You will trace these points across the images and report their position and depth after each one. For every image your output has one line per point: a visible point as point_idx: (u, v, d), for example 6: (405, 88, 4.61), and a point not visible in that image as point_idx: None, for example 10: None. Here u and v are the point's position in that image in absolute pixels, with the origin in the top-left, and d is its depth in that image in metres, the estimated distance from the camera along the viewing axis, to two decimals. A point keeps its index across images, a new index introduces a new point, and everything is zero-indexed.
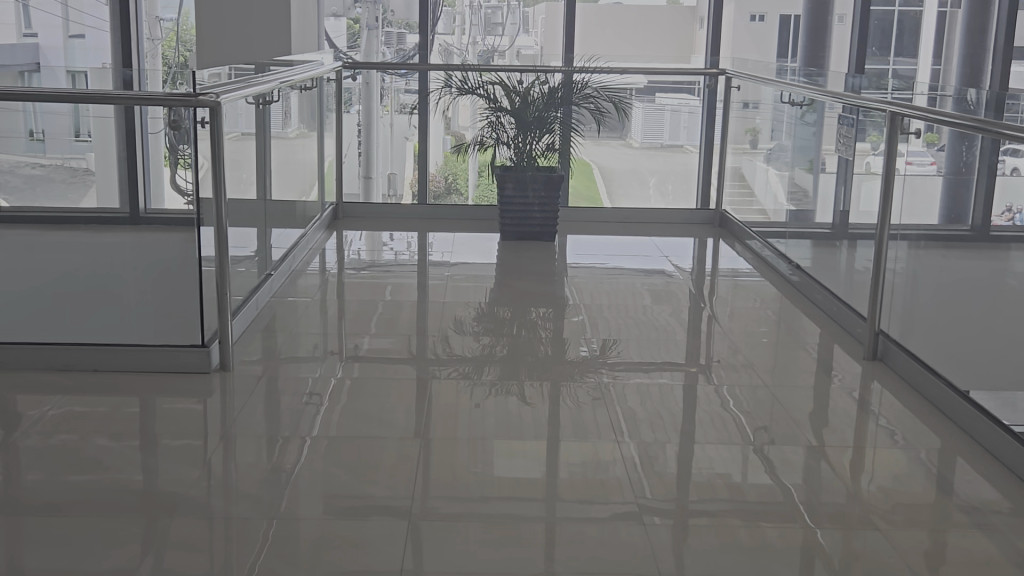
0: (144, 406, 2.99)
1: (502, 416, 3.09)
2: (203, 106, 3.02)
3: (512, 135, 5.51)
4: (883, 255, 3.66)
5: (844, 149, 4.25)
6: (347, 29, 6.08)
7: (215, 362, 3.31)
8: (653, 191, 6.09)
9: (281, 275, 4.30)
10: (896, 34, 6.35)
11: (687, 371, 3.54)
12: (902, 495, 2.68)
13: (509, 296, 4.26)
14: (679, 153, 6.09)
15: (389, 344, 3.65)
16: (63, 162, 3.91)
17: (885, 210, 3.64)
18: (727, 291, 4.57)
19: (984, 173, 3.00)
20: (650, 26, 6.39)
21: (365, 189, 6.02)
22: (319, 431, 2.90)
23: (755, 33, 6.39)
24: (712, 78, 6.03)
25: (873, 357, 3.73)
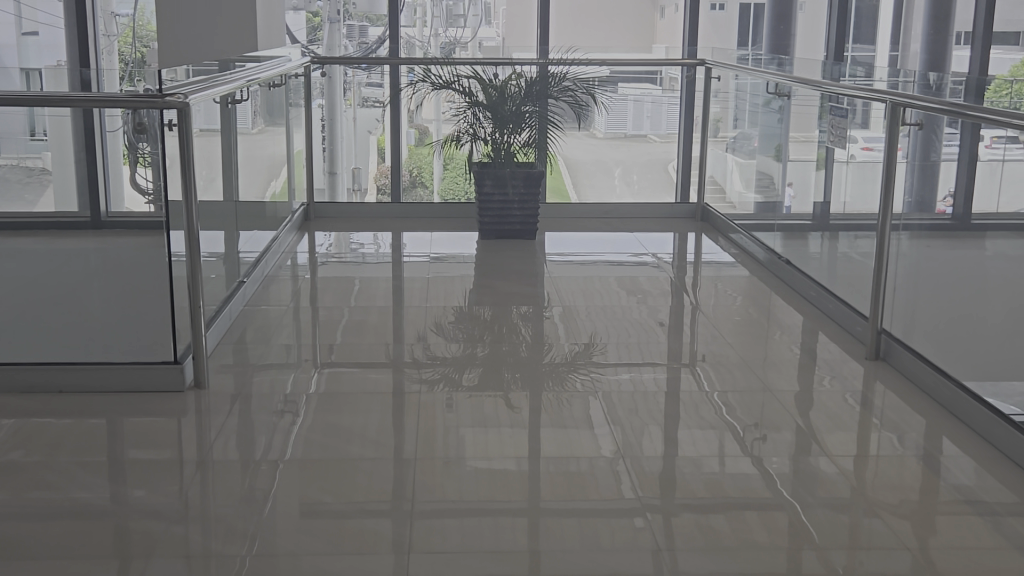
0: (115, 431, 2.86)
1: (489, 432, 2.93)
2: (171, 107, 2.90)
3: (490, 131, 5.39)
4: (885, 248, 3.47)
5: (836, 142, 4.01)
6: (307, 23, 5.85)
7: (189, 380, 3.20)
8: (618, 181, 6.03)
9: (254, 281, 4.18)
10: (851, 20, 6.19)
11: (670, 366, 3.48)
12: (892, 483, 2.66)
13: (489, 296, 4.17)
14: (644, 143, 6.02)
15: (365, 348, 3.55)
16: (17, 161, 3.64)
17: (887, 199, 3.43)
18: (706, 284, 4.52)
19: (963, 160, 2.97)
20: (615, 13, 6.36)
21: (331, 190, 5.89)
22: (298, 459, 2.73)
23: (716, 22, 6.40)
24: (690, 69, 5.95)
25: (876, 357, 3.55)
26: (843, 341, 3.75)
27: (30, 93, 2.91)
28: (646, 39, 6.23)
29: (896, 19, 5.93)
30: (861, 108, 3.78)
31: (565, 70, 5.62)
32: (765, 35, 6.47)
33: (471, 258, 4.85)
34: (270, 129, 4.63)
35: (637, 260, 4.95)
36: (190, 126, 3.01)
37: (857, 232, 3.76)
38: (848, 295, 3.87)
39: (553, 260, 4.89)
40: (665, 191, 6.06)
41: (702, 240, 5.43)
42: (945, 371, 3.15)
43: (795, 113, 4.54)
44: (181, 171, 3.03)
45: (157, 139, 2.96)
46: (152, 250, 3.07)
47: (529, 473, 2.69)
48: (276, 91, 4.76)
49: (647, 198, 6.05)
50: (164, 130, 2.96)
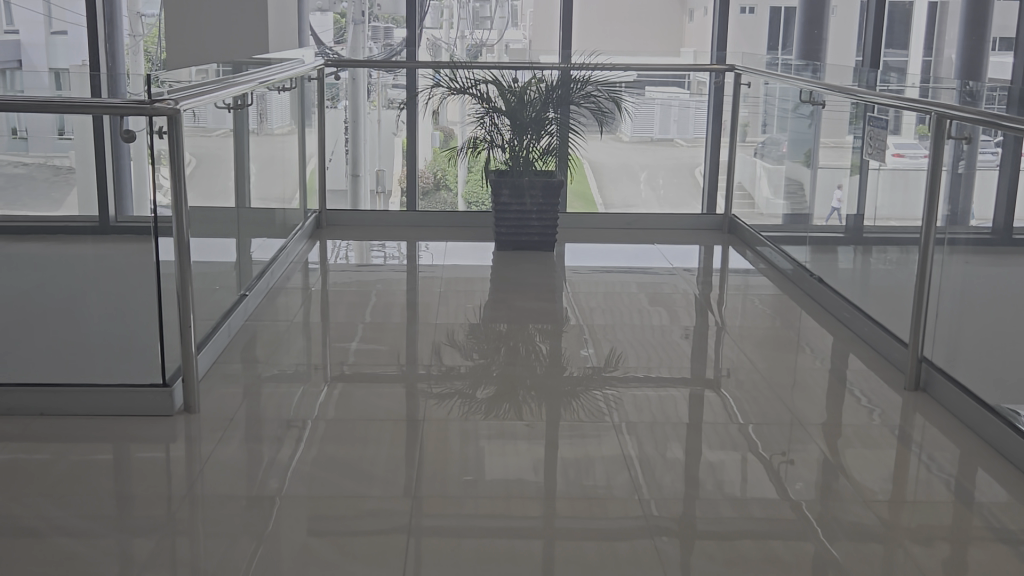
0: (104, 451, 2.73)
1: (500, 460, 2.76)
2: (161, 114, 2.73)
3: (507, 138, 5.26)
4: (926, 265, 3.29)
5: (875, 154, 3.81)
6: (333, 24, 5.83)
7: (178, 404, 3.07)
8: (644, 185, 5.89)
9: (259, 293, 4.00)
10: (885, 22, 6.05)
11: (693, 386, 3.35)
12: (921, 511, 2.54)
13: (507, 311, 4.05)
14: (668, 147, 5.87)
15: (377, 360, 3.45)
16: (46, 159, 2.80)
17: (931, 209, 3.25)
18: (732, 299, 4.37)
19: (1006, 174, 2.83)
20: (642, 18, 6.23)
21: (354, 198, 5.82)
22: (296, 482, 2.58)
23: (746, 26, 6.17)
24: (719, 74, 5.80)
25: (916, 388, 3.36)
26: (875, 363, 3.61)
27: (15, 96, 2.76)
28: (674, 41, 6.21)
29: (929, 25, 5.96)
30: (899, 118, 3.61)
31: (595, 83, 5.40)
32: (795, 40, 6.27)
33: (488, 269, 4.76)
34: (286, 131, 4.53)
35: (659, 273, 4.81)
36: (179, 133, 2.88)
37: (890, 244, 3.63)
38: (881, 314, 3.72)
39: (574, 272, 4.77)
40: (691, 197, 5.93)
41: (728, 252, 5.29)
42: (989, 406, 2.95)
43: (827, 118, 4.39)
44: (172, 176, 2.90)
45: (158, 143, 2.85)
46: (141, 256, 2.92)
47: (545, 489, 2.60)
48: (293, 84, 4.66)
49: (673, 205, 5.93)
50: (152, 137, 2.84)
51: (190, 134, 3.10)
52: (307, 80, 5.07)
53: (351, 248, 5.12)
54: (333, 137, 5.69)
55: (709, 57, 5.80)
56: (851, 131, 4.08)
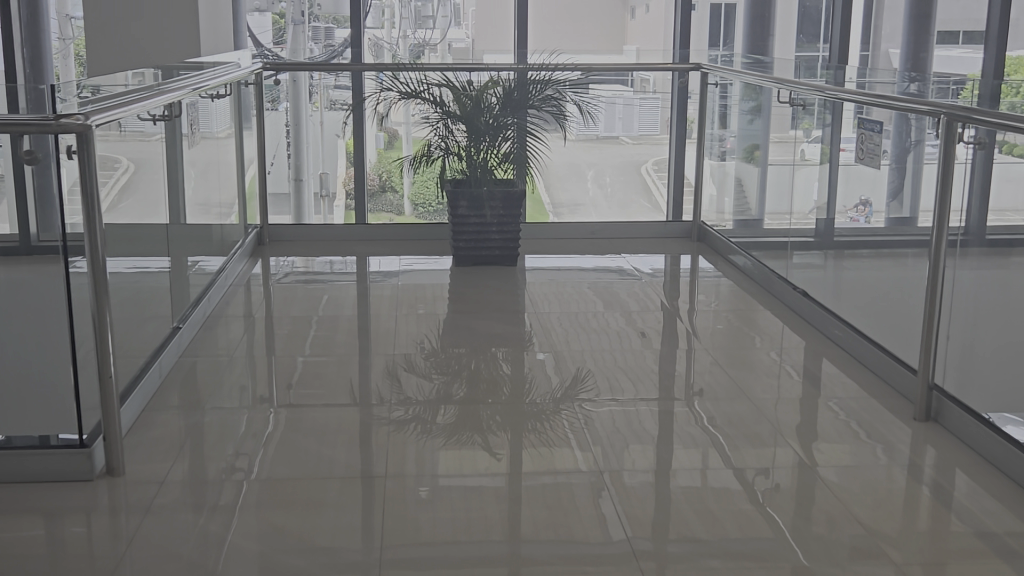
0: (29, 503, 2.48)
1: (463, 493, 2.54)
2: (71, 131, 2.37)
3: (463, 144, 4.92)
4: (937, 275, 2.92)
5: (867, 161, 3.48)
6: (271, 24, 5.46)
7: (100, 466, 2.67)
8: (591, 184, 5.68)
9: (197, 321, 3.74)
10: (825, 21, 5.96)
11: (663, 401, 3.18)
12: (901, 518, 2.43)
13: (466, 328, 3.83)
14: (615, 145, 5.64)
15: (328, 386, 3.22)
16: None
17: (943, 203, 2.87)
18: (702, 309, 4.18)
19: (977, 167, 2.73)
20: (582, 15, 5.89)
21: (297, 211, 5.54)
22: (239, 529, 2.35)
23: (697, 23, 5.88)
24: (683, 74, 5.59)
25: (927, 418, 3.02)
26: (851, 369, 3.47)
27: None
28: (617, 39, 5.76)
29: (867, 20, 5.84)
30: (881, 117, 3.36)
31: (557, 88, 5.05)
32: (740, 35, 6.01)
33: (444, 282, 4.55)
34: (220, 136, 4.24)
35: (621, 283, 4.61)
36: (93, 159, 2.51)
37: (863, 248, 3.48)
38: (852, 317, 3.59)
39: (533, 284, 4.55)
40: (640, 194, 5.69)
41: (697, 262, 5.06)
42: (1016, 441, 2.62)
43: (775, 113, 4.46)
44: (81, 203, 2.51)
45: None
46: (47, 287, 2.54)
47: (510, 511, 2.45)
48: (229, 89, 4.42)
49: (621, 204, 5.70)
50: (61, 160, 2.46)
51: (117, 140, 2.86)
52: (246, 84, 4.83)
53: (296, 264, 4.81)
54: (274, 139, 5.44)
55: (673, 57, 5.64)
56: (819, 128, 3.91)
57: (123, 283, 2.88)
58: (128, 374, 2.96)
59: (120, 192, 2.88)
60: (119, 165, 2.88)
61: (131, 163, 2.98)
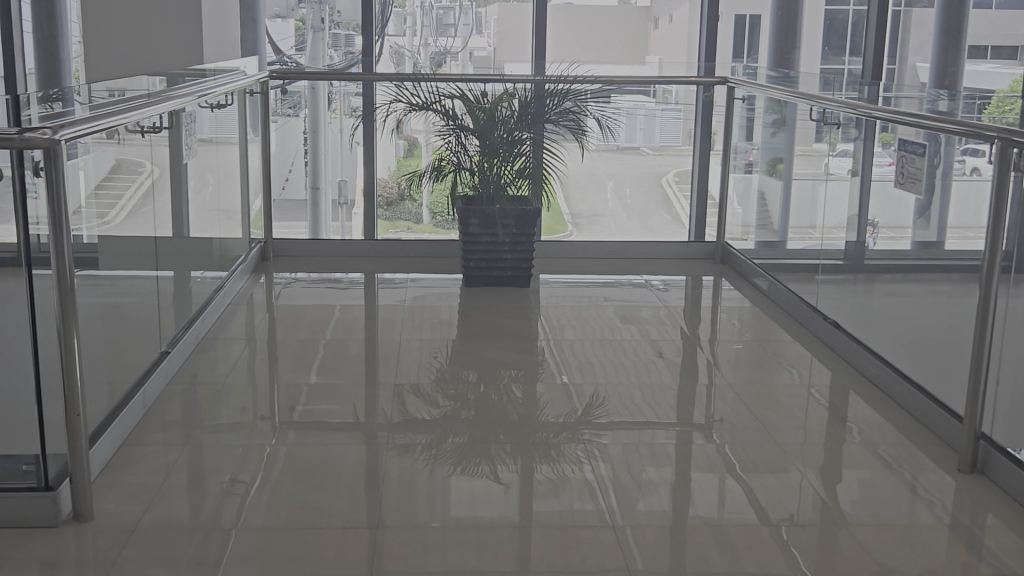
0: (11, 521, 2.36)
1: (471, 525, 2.39)
2: (34, 147, 2.08)
3: (474, 161, 4.71)
4: (988, 307, 2.69)
5: (911, 186, 3.25)
6: (293, 31, 5.46)
7: (67, 511, 2.36)
8: (611, 196, 5.50)
9: (199, 333, 3.64)
10: (851, 34, 5.77)
11: (681, 429, 3.03)
12: (935, 560, 2.28)
13: (478, 348, 3.70)
14: (636, 156, 5.45)
15: (331, 408, 3.09)
16: None
17: (994, 235, 2.65)
18: (724, 333, 4.03)
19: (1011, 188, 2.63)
20: (606, 23, 5.62)
21: (314, 228, 5.45)
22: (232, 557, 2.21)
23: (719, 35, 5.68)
24: (709, 88, 5.41)
25: (972, 470, 2.79)
26: (878, 403, 3.31)
27: None
28: (638, 48, 5.60)
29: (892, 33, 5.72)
30: (920, 139, 3.17)
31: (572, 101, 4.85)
32: (764, 48, 5.85)
33: (456, 299, 4.42)
34: (226, 144, 4.13)
35: (639, 304, 4.47)
36: (60, 176, 2.19)
37: (897, 274, 3.32)
38: (883, 347, 3.43)
39: (548, 304, 4.41)
40: (660, 207, 5.55)
41: (718, 283, 4.90)
42: None
43: (802, 126, 4.36)
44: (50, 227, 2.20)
45: (104, 154, 2.70)
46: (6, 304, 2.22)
47: (518, 538, 2.33)
48: (236, 97, 4.30)
49: (641, 215, 5.55)
50: (24, 176, 2.16)
51: (112, 143, 2.76)
52: (253, 93, 4.70)
53: (300, 281, 4.67)
54: (292, 147, 5.32)
55: (698, 68, 5.40)
56: (844, 141, 3.83)
57: (124, 291, 2.79)
58: (126, 385, 2.86)
59: (150, 190, 3.03)
60: (143, 170, 2.98)
61: (155, 168, 3.08)
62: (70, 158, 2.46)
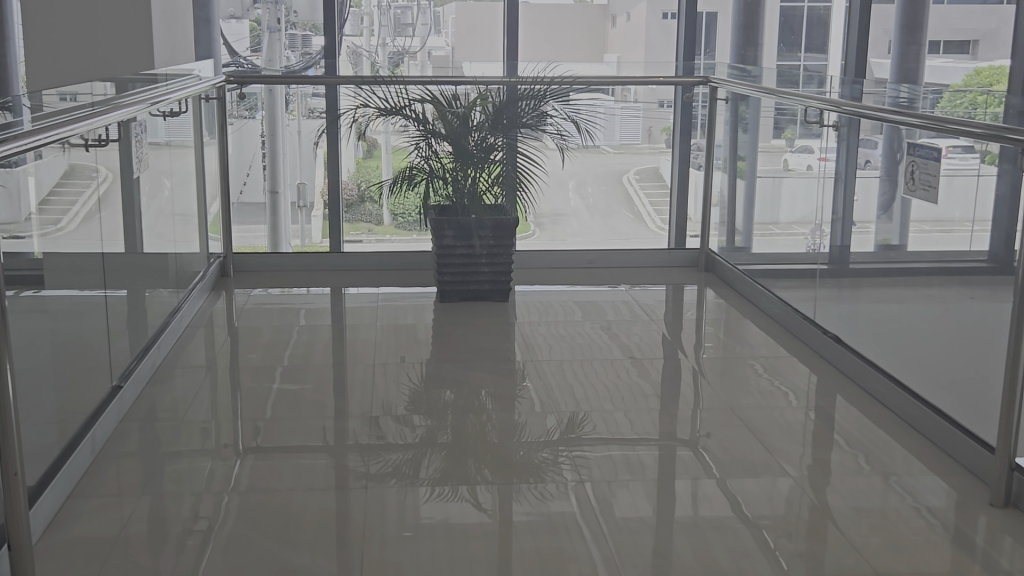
0: None
1: (453, 566, 2.22)
2: None
3: (440, 165, 4.50)
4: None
5: (923, 193, 2.90)
6: (248, 31, 5.24)
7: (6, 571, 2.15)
8: (572, 195, 5.31)
9: (156, 355, 3.46)
10: (803, 30, 5.64)
11: (664, 442, 2.92)
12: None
13: (453, 366, 3.54)
14: (594, 154, 5.24)
15: (300, 432, 2.93)
16: None
17: None
18: (708, 340, 3.90)
19: (1005, 190, 2.52)
20: (559, 12, 5.42)
21: (273, 239, 5.24)
22: None
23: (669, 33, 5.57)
24: (687, 90, 5.30)
25: (1005, 504, 2.53)
26: (867, 407, 3.21)
27: None
28: (596, 46, 5.41)
29: (846, 32, 5.62)
30: (941, 144, 2.83)
31: (551, 103, 4.64)
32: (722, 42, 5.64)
33: (427, 314, 4.26)
34: (180, 148, 3.95)
35: (617, 314, 4.32)
36: None
37: (889, 278, 3.18)
38: (874, 352, 3.31)
39: (524, 317, 4.24)
40: (622, 206, 5.36)
41: (702, 291, 4.73)
42: None
43: (765, 123, 4.50)
44: None
45: (56, 161, 2.54)
46: None
47: (496, 562, 2.24)
48: (189, 103, 4.11)
49: (603, 214, 5.35)
50: None
51: (61, 153, 2.58)
52: (207, 98, 4.51)
53: (261, 297, 4.48)
54: (250, 150, 5.13)
55: (677, 69, 5.24)
56: (804, 136, 4.04)
57: (73, 315, 2.61)
58: (80, 417, 2.69)
59: (99, 202, 2.86)
60: (99, 176, 2.87)
61: (111, 174, 2.98)
62: (19, 165, 2.28)
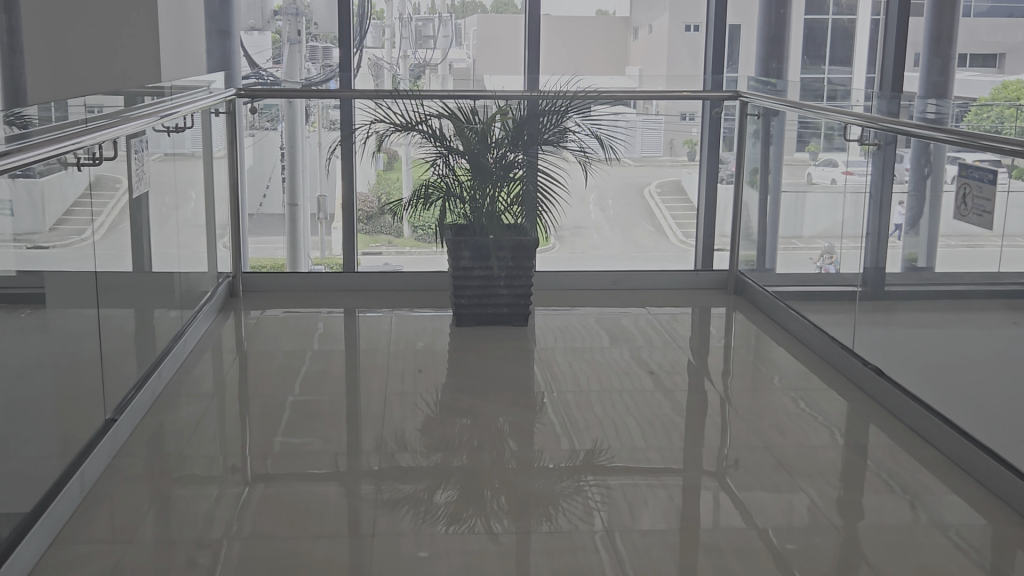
0: None
1: None
2: None
3: (457, 182, 4.39)
4: None
5: (976, 218, 2.70)
6: (270, 43, 5.19)
7: None
8: (593, 207, 5.20)
9: (163, 377, 3.38)
10: (830, 40, 5.49)
11: (689, 471, 2.80)
12: None
13: (470, 392, 3.43)
14: (615, 167, 5.13)
15: (310, 461, 2.81)
16: None
17: None
18: (736, 366, 3.77)
19: None
20: (580, 26, 5.28)
21: (293, 255, 5.16)
22: None
23: (689, 46, 5.40)
24: (716, 104, 5.16)
25: None
26: (903, 438, 3.07)
27: None
28: (617, 59, 5.31)
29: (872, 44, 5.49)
30: (993, 163, 2.62)
31: (573, 117, 4.52)
32: (749, 55, 5.47)
33: (444, 338, 4.15)
34: (192, 160, 3.87)
35: (641, 338, 4.18)
36: None
37: (924, 300, 3.06)
38: (911, 381, 3.18)
39: (546, 342, 4.11)
40: (643, 218, 5.24)
41: (731, 314, 4.60)
42: None
43: (788, 136, 4.44)
44: None
45: (69, 177, 2.50)
46: None
47: None
48: (200, 116, 4.02)
49: (625, 225, 5.24)
50: None
51: (75, 170, 2.53)
52: (219, 113, 4.41)
53: (274, 319, 4.37)
54: (269, 164, 5.07)
55: (705, 81, 5.12)
56: (827, 150, 3.99)
57: (77, 333, 2.53)
58: (83, 438, 2.60)
59: (106, 216, 2.79)
60: (110, 192, 2.82)
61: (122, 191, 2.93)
62: (31, 176, 2.24)
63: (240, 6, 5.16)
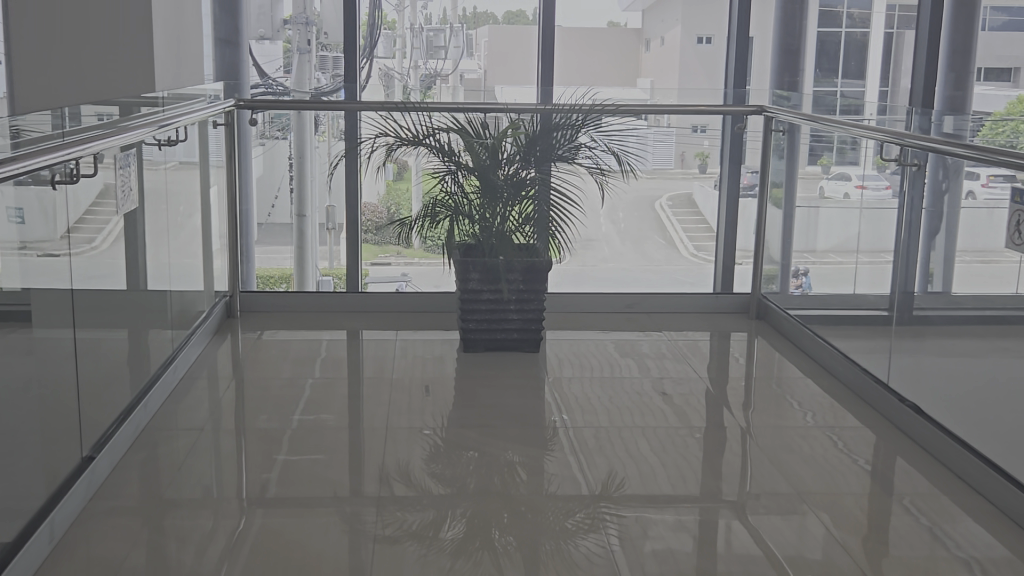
0: None
1: None
2: None
3: (468, 199, 4.26)
4: None
5: None
6: (280, 53, 5.10)
7: None
8: (604, 218, 5.10)
9: (155, 399, 3.29)
10: (843, 56, 5.36)
11: (705, 503, 2.69)
12: None
13: (479, 422, 3.31)
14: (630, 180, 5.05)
15: (308, 494, 2.69)
16: None
17: None
18: (755, 396, 3.65)
19: None
20: (592, 42, 5.17)
21: (299, 265, 5.05)
22: None
23: (703, 59, 5.28)
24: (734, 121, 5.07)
25: None
26: (930, 472, 2.94)
27: None
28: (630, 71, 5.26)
29: (885, 57, 5.38)
30: None
31: (586, 131, 4.37)
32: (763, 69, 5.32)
33: (453, 362, 4.03)
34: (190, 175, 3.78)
35: (657, 364, 4.05)
36: None
37: (954, 328, 2.92)
38: (940, 412, 3.05)
39: (559, 368, 3.99)
40: (654, 230, 5.14)
41: (751, 339, 4.48)
42: None
43: (801, 149, 4.38)
44: None
45: (61, 191, 2.40)
46: None
47: None
48: (195, 128, 3.90)
49: (635, 239, 5.13)
50: None
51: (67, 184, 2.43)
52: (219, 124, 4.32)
53: (277, 342, 4.26)
54: (278, 172, 5.05)
55: (726, 96, 4.84)
56: (840, 164, 3.90)
57: (68, 353, 2.43)
58: (71, 464, 2.50)
59: (99, 234, 2.68)
60: (104, 205, 2.71)
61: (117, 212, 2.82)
62: (20, 186, 2.15)
63: (251, 14, 5.05)
